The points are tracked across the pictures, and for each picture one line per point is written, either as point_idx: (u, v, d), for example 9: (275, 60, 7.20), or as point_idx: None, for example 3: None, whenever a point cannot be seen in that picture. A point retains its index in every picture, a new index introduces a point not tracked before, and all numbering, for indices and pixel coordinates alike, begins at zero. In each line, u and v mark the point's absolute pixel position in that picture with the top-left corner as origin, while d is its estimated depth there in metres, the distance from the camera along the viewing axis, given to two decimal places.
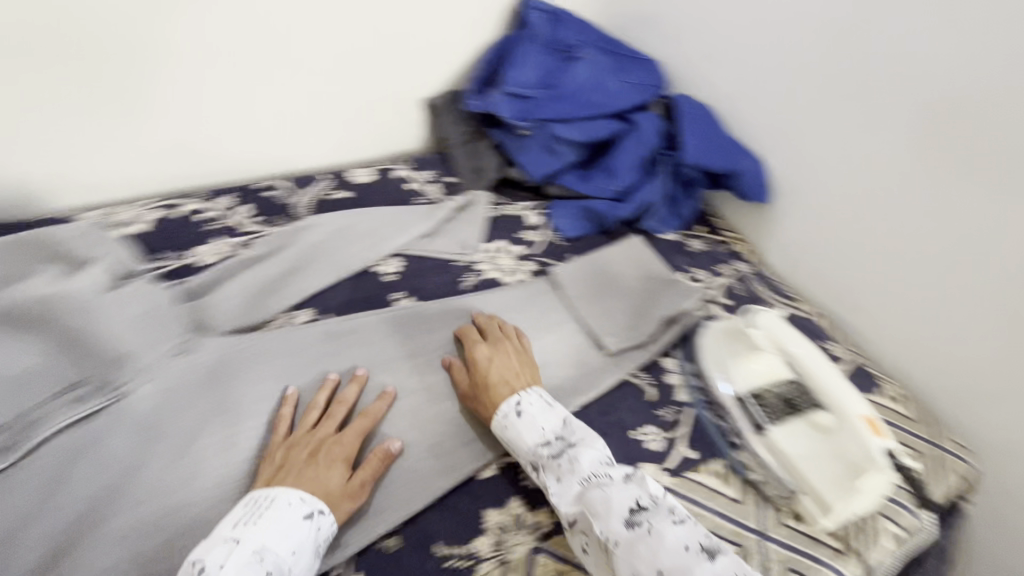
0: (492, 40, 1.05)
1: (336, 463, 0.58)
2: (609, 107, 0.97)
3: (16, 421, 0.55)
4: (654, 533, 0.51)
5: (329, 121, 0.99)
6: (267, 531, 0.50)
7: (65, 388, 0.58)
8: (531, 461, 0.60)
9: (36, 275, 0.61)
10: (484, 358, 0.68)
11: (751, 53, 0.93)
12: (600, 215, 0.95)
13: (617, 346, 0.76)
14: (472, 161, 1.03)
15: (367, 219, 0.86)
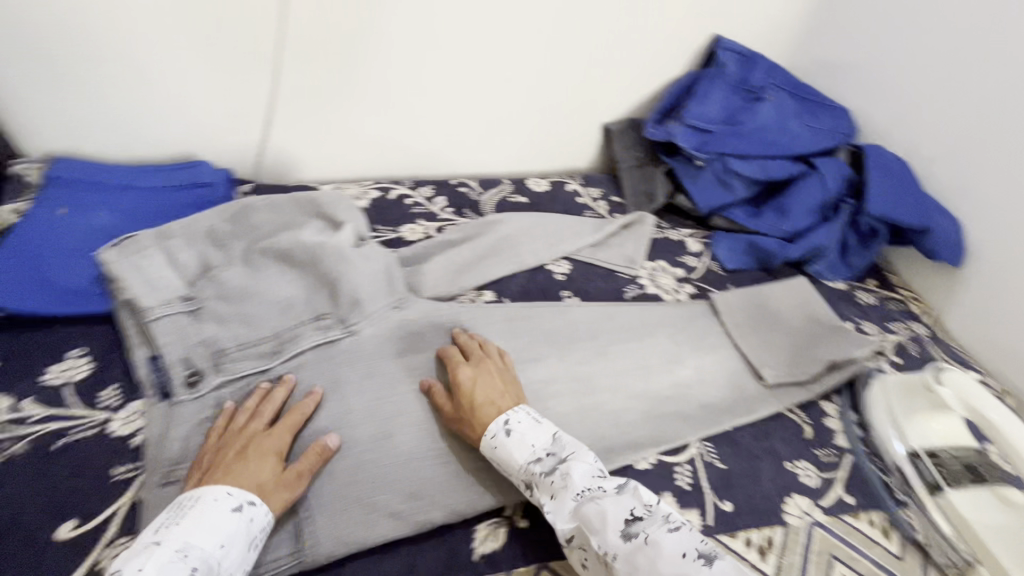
0: (679, 75, 1.11)
1: (266, 458, 0.57)
2: (791, 149, 0.99)
3: (279, 333, 0.70)
4: (651, 542, 0.50)
5: (521, 133, 1.12)
6: (193, 530, 0.49)
7: (313, 317, 0.72)
8: (524, 479, 0.58)
9: (306, 228, 0.78)
10: (468, 379, 0.66)
11: (968, 112, 0.90)
12: (766, 252, 0.96)
13: (775, 379, 0.77)
14: (642, 184, 1.09)
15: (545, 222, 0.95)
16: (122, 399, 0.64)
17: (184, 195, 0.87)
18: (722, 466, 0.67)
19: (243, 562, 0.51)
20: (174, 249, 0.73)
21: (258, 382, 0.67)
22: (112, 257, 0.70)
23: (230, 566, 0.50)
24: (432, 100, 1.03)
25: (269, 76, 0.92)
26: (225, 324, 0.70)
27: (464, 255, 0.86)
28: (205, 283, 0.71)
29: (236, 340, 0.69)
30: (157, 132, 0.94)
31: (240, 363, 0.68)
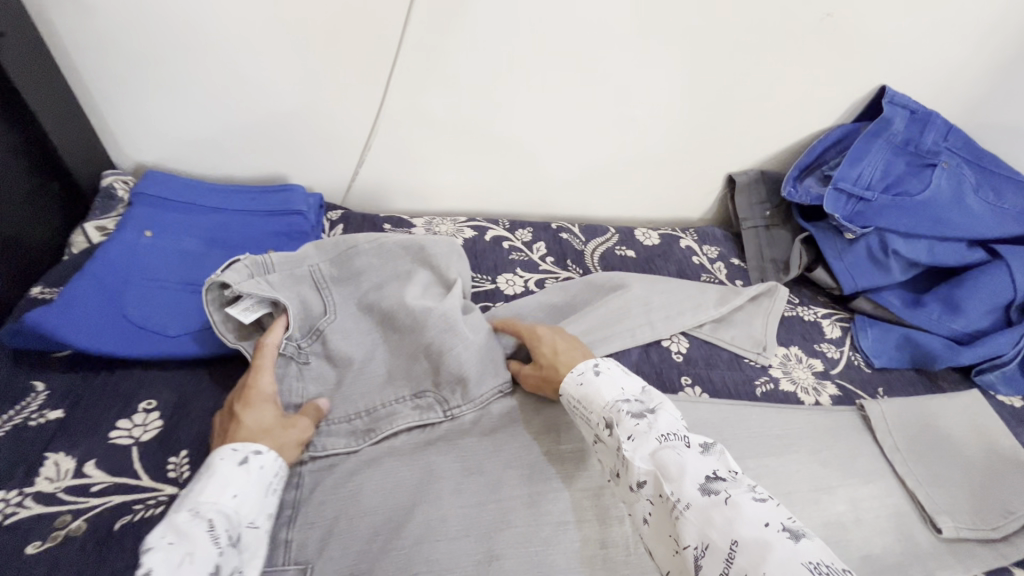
0: (828, 129, 0.97)
1: (261, 401, 0.57)
2: (969, 232, 0.83)
3: (373, 409, 0.63)
4: (731, 503, 0.44)
5: (632, 175, 1.01)
6: (205, 489, 0.49)
7: (412, 393, 0.64)
8: (607, 416, 0.55)
9: (411, 280, 0.68)
10: (541, 329, 0.68)
11: None
12: (928, 353, 0.81)
13: (956, 533, 0.61)
14: (771, 251, 0.96)
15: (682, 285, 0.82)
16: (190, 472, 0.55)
17: (274, 223, 0.80)
18: None
19: (263, 506, 0.50)
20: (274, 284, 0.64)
21: (345, 465, 0.60)
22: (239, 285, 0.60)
23: (250, 513, 0.49)
24: (545, 136, 0.93)
25: (377, 101, 0.84)
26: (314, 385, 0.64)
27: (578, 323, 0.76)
28: (312, 338, 0.64)
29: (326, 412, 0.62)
30: (254, 150, 0.88)
31: (330, 442, 0.61)
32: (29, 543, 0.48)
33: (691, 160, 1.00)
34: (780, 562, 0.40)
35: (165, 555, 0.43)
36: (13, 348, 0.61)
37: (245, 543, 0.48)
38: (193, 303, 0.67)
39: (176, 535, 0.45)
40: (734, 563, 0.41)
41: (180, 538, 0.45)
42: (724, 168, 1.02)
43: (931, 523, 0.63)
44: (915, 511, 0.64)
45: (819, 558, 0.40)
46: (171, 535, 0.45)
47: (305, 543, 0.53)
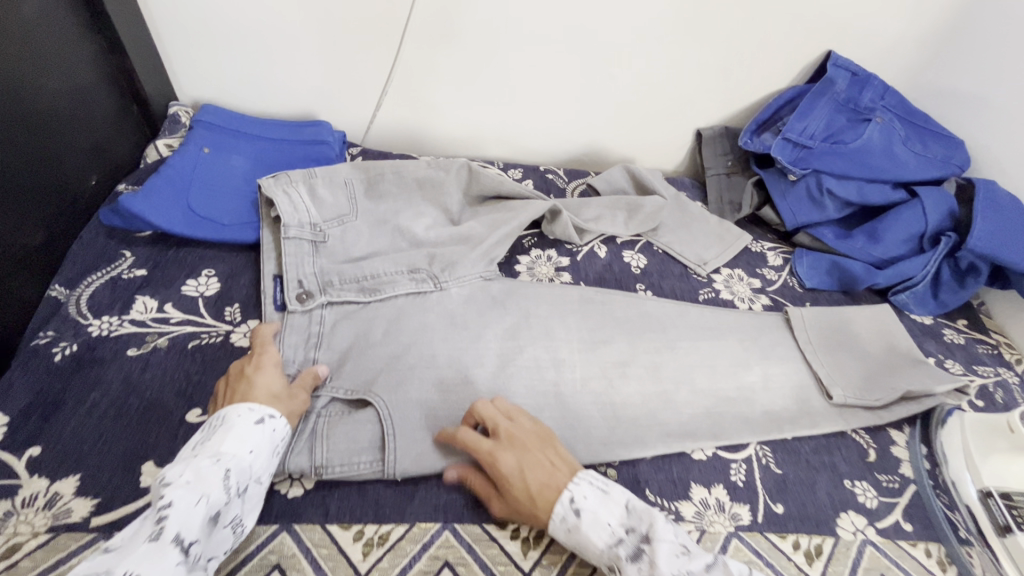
0: (783, 89, 1.11)
1: (271, 369, 0.62)
2: (895, 175, 0.97)
3: (377, 275, 0.79)
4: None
5: (611, 128, 1.16)
6: (226, 439, 0.53)
7: (409, 269, 0.81)
8: (607, 564, 0.53)
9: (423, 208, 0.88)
10: (512, 467, 0.58)
11: None
12: (850, 274, 0.95)
13: (844, 399, 0.75)
14: (729, 194, 1.11)
15: (658, 204, 0.99)
16: (242, 318, 0.73)
17: (306, 150, 0.97)
18: (777, 471, 0.68)
19: (270, 465, 0.55)
20: (316, 185, 0.84)
21: (358, 314, 0.75)
22: (269, 183, 0.81)
23: (259, 469, 0.54)
24: (532, 87, 1.08)
25: (390, 51, 1.00)
26: (334, 260, 0.80)
27: (576, 239, 0.93)
28: (335, 223, 0.82)
29: (341, 275, 0.78)
30: (289, 91, 1.05)
31: (343, 293, 0.76)
32: (129, 348, 0.66)
33: (663, 115, 1.14)
34: None
35: (184, 491, 0.48)
36: (107, 224, 0.79)
37: (248, 495, 0.53)
38: (242, 202, 0.84)
39: (195, 475, 0.49)
40: None
41: (198, 480, 0.49)
42: (694, 124, 1.16)
43: (826, 392, 0.77)
44: (815, 384, 0.79)
45: None
46: (191, 473, 0.49)
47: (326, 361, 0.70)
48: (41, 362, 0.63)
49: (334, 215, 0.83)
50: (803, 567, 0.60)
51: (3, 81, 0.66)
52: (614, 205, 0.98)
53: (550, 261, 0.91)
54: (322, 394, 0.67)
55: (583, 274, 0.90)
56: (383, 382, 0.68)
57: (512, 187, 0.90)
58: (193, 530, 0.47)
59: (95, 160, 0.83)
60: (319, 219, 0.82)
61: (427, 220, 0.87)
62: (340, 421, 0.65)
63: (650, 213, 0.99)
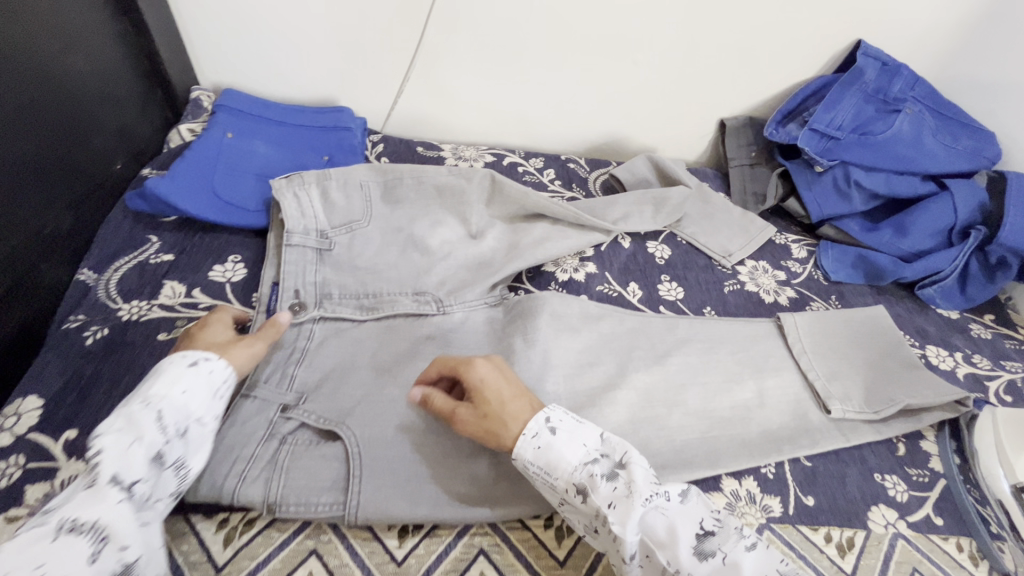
0: (809, 79, 1.09)
1: (217, 326, 0.63)
2: (924, 167, 0.95)
3: (379, 294, 0.76)
4: (729, 563, 0.48)
5: (634, 117, 1.15)
6: (154, 383, 0.52)
7: (413, 291, 0.77)
8: (578, 483, 0.53)
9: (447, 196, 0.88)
10: (486, 382, 0.60)
11: None
12: (876, 267, 0.94)
13: (842, 413, 0.72)
14: (753, 185, 1.09)
15: (682, 195, 0.97)
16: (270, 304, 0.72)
17: (328, 136, 0.96)
18: (807, 463, 0.68)
19: (210, 406, 0.54)
20: (329, 188, 0.81)
21: (351, 333, 0.72)
22: (280, 185, 0.79)
23: (199, 407, 0.53)
24: (555, 74, 1.06)
25: (413, 36, 0.98)
26: (339, 272, 0.77)
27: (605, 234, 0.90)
28: (343, 231, 0.79)
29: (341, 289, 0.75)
30: (310, 77, 1.04)
31: (339, 309, 0.73)
32: (160, 333, 0.66)
33: (687, 104, 1.13)
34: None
35: (114, 438, 0.47)
36: (132, 209, 0.78)
37: (193, 435, 0.52)
38: (266, 187, 0.84)
39: (127, 421, 0.49)
40: None
41: (130, 425, 0.49)
42: (717, 114, 1.15)
43: (823, 407, 0.74)
44: (812, 398, 0.75)
45: None
46: (121, 421, 0.49)
47: (350, 352, 0.70)
48: (73, 345, 0.63)
49: (343, 222, 0.79)
50: (835, 559, 0.59)
51: (34, 65, 0.66)
52: (641, 201, 0.95)
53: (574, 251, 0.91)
54: (293, 415, 0.62)
55: (607, 264, 0.90)
56: (361, 415, 0.63)
57: (534, 200, 0.84)
58: (134, 471, 0.47)
59: (120, 145, 0.82)
60: (326, 225, 0.79)
61: (445, 230, 0.83)
62: (305, 452, 0.59)
63: (676, 206, 0.96)
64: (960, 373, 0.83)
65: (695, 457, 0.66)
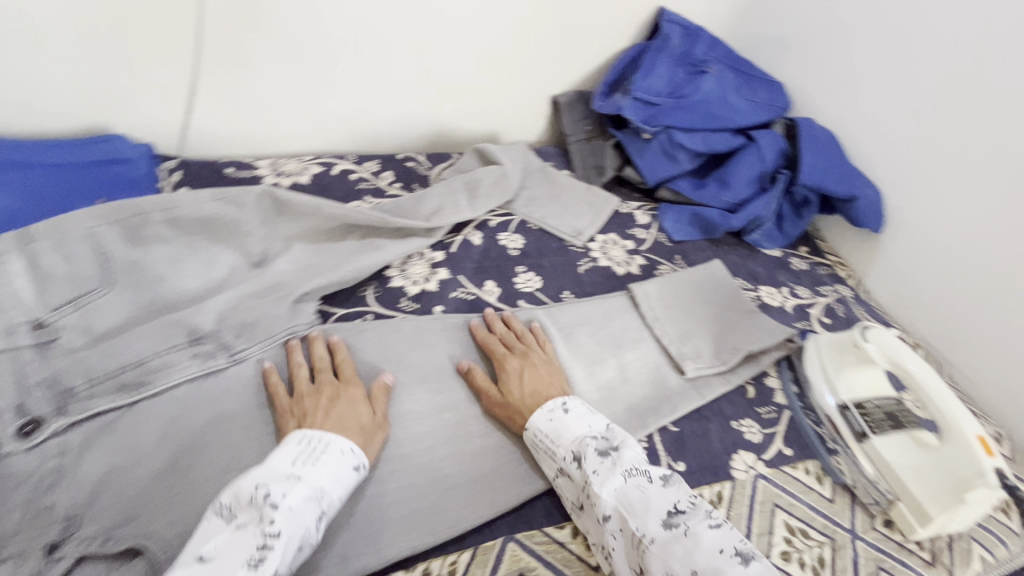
0: (624, 49, 1.13)
1: (359, 402, 0.61)
2: (733, 123, 1.03)
3: (144, 362, 0.61)
4: (691, 534, 0.49)
5: (467, 104, 1.10)
6: (323, 472, 0.52)
7: (190, 341, 0.64)
8: (574, 450, 0.59)
9: (265, 224, 0.77)
10: (515, 370, 0.68)
11: (877, 84, 0.96)
12: (708, 222, 1.01)
13: (696, 372, 0.76)
14: (591, 158, 1.11)
15: (494, 174, 0.94)
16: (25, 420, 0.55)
17: (99, 173, 0.81)
18: (673, 430, 0.71)
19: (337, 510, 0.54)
20: (38, 253, 0.62)
21: (120, 424, 0.58)
22: None
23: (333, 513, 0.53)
24: (370, 67, 0.98)
25: (189, 41, 0.84)
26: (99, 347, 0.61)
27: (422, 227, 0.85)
28: (69, 308, 0.62)
29: (87, 370, 0.59)
30: (59, 101, 0.83)
31: (92, 402, 0.58)
32: None
33: (517, 85, 1.11)
34: None
35: (288, 520, 0.47)
36: None
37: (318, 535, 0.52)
38: None
39: (296, 504, 0.48)
40: None
41: (297, 509, 0.48)
42: (548, 91, 1.14)
43: (680, 369, 0.78)
44: (669, 363, 0.79)
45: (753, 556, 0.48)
46: (292, 501, 0.48)
47: (124, 450, 0.57)
48: None
49: (70, 295, 0.63)
50: None
51: None
52: (452, 190, 0.91)
53: (422, 259, 0.85)
54: (64, 554, 0.49)
55: (459, 265, 0.85)
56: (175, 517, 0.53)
57: (329, 211, 0.78)
58: (285, 562, 0.46)
59: None
60: (40, 309, 0.61)
61: (264, 267, 0.74)
62: None
63: (491, 185, 0.93)
64: (788, 306, 0.92)
65: None
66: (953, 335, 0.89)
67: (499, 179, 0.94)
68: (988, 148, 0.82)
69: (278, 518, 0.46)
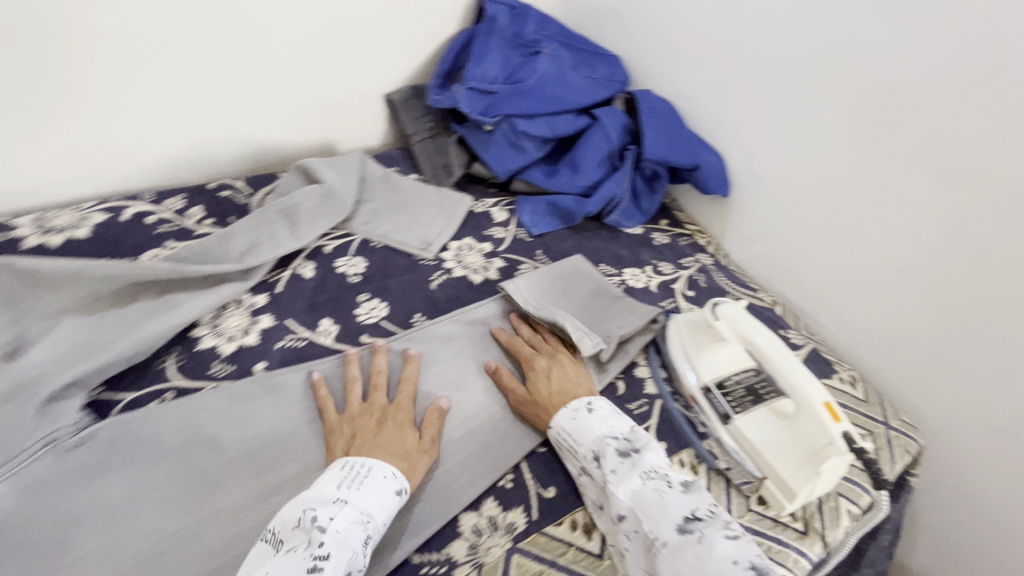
0: (454, 36, 1.05)
1: (407, 431, 0.59)
2: (574, 102, 0.98)
3: None
4: (705, 543, 0.50)
5: (287, 115, 0.97)
6: (366, 496, 0.51)
7: None
8: (595, 450, 0.58)
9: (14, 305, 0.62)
10: (543, 370, 0.68)
11: (702, 47, 0.94)
12: (565, 210, 0.96)
13: None
14: (437, 157, 1.02)
15: (313, 196, 0.82)
16: None
17: None
18: (543, 451, 0.65)
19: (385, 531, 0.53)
20: None
21: None
22: None
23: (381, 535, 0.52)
24: (143, 87, 0.81)
25: None
26: None
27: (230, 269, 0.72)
28: None
29: None
30: None
31: None
32: None
33: (341, 87, 0.99)
34: None
35: (337, 547, 0.47)
36: None
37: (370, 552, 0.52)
38: None
39: (341, 531, 0.48)
40: None
41: (343, 535, 0.48)
42: (379, 90, 1.04)
43: None
44: None
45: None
46: (337, 526, 0.48)
47: None
48: None
49: None
50: (584, 546, 0.57)
51: None
52: (265, 220, 0.78)
53: (239, 307, 0.72)
54: None
55: (287, 307, 0.74)
56: None
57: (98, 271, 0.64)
58: None
59: None
60: None
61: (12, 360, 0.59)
62: None
63: (313, 207, 0.82)
64: (653, 286, 0.90)
65: (424, 510, 0.57)
66: (806, 286, 0.91)
67: (322, 200, 0.83)
68: (804, 100, 0.83)
69: (326, 544, 0.47)
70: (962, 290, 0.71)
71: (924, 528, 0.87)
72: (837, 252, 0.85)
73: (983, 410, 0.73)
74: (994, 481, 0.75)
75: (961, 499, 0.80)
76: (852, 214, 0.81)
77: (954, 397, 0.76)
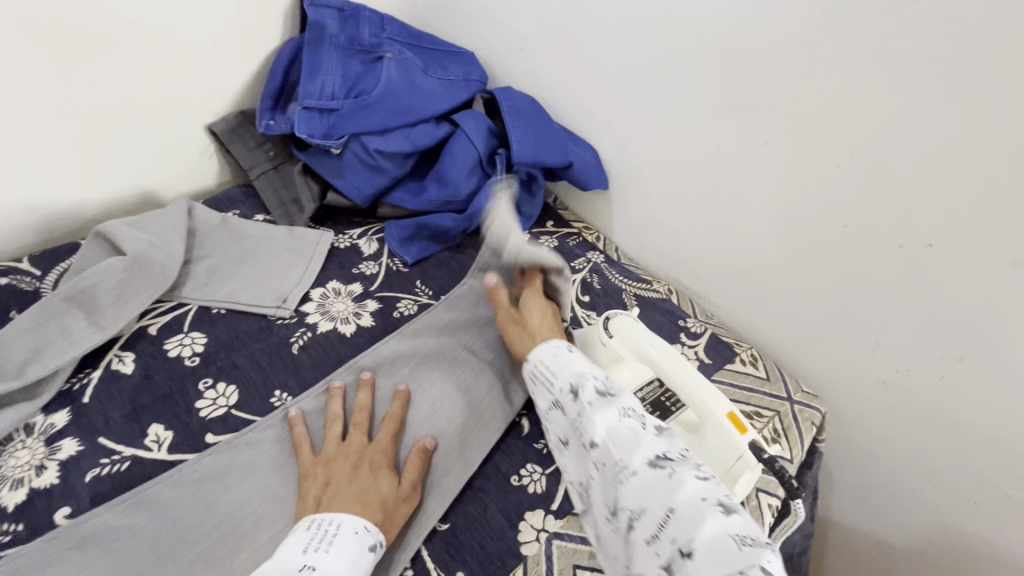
0: (279, 47, 0.90)
1: (381, 475, 0.58)
2: (430, 111, 0.88)
3: None
4: (676, 478, 0.44)
5: (78, 170, 0.78)
6: (332, 556, 0.48)
7: None
8: (572, 383, 0.56)
9: None
10: (533, 316, 0.69)
11: (556, 35, 0.87)
12: (439, 231, 0.86)
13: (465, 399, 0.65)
14: (285, 191, 0.89)
15: (113, 273, 0.66)
16: None
17: None
18: (445, 528, 0.59)
19: None
20: None
21: None
22: None
23: None
24: None
25: None
26: None
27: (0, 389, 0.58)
28: None
29: None
30: None
31: None
32: None
33: (146, 126, 0.82)
34: (706, 535, 0.40)
35: None
36: None
37: None
38: None
39: None
40: (667, 528, 0.43)
41: None
42: (200, 122, 0.87)
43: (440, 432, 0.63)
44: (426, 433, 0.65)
45: (748, 527, 0.41)
46: None
47: None
48: None
49: None
50: None
51: None
52: (46, 315, 0.63)
53: (31, 435, 0.59)
54: None
55: (101, 422, 0.60)
56: None
57: None
58: None
59: None
60: None
61: None
62: None
63: (112, 286, 0.66)
64: None
65: None
66: (696, 269, 0.90)
67: (127, 275, 0.67)
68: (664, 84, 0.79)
69: None
70: (837, 258, 0.71)
71: (839, 482, 0.89)
72: (721, 234, 0.83)
73: (872, 369, 0.75)
74: (892, 434, 0.77)
75: (865, 453, 0.82)
76: (727, 194, 0.79)
77: (846, 360, 0.77)
